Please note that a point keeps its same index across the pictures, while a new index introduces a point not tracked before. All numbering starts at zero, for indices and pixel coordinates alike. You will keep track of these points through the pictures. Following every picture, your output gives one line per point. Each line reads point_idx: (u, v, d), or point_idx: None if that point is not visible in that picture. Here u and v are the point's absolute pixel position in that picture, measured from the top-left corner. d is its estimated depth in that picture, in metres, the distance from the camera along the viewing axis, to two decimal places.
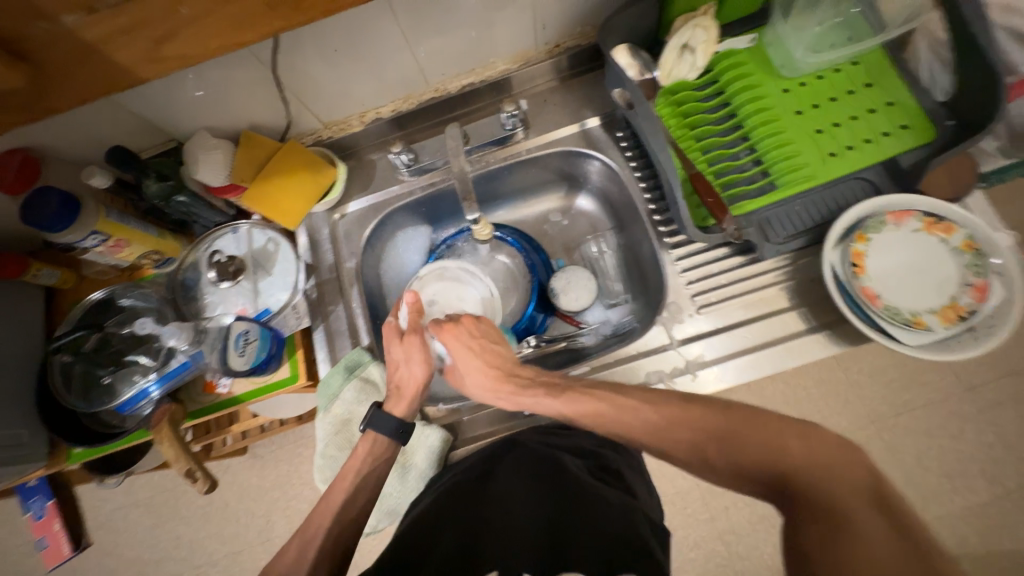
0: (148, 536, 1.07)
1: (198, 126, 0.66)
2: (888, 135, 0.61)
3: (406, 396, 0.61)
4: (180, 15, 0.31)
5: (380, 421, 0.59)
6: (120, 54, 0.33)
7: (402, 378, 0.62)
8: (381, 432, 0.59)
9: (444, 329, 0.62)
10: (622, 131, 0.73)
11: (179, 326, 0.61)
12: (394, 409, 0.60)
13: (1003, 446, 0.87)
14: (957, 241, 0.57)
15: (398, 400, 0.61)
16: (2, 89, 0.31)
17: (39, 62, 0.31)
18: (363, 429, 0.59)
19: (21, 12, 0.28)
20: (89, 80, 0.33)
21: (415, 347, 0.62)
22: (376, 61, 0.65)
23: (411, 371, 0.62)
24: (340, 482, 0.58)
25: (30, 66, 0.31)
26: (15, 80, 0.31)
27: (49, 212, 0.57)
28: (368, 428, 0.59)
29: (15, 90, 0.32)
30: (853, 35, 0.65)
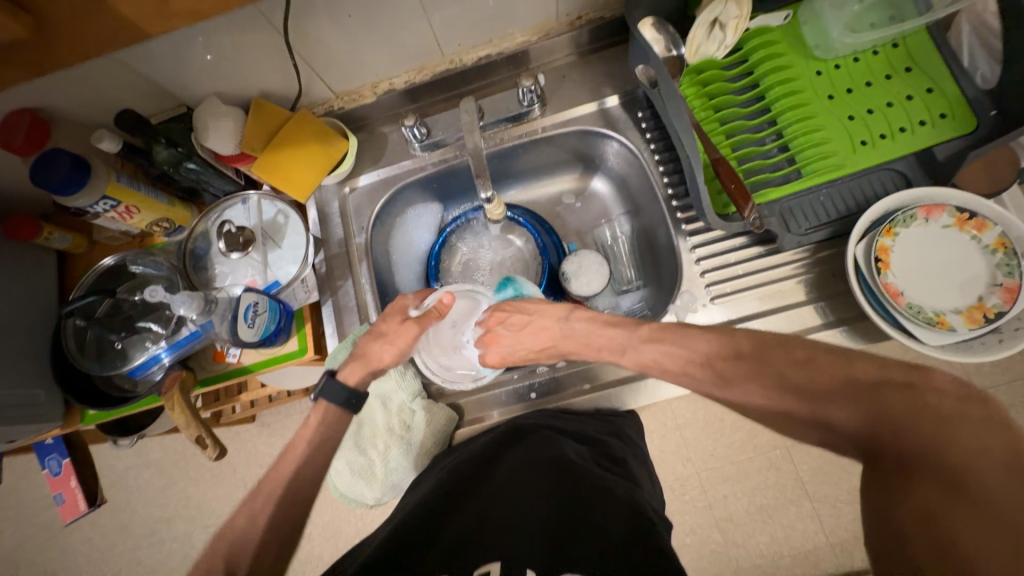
0: (160, 495, 1.11)
1: (208, 92, 0.65)
2: (925, 124, 0.58)
3: (365, 365, 0.61)
4: None
5: (332, 392, 0.60)
6: (128, 8, 0.31)
7: (371, 350, 0.61)
8: (331, 401, 0.60)
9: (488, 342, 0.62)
10: (643, 111, 0.70)
11: (191, 295, 0.58)
12: (348, 377, 0.61)
13: None
14: (990, 239, 0.54)
15: (357, 369, 0.61)
16: (8, 41, 0.30)
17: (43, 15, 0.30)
18: (316, 398, 0.61)
19: None
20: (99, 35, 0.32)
21: (409, 334, 0.62)
22: (390, 29, 0.62)
23: (382, 347, 0.61)
24: None
25: (35, 19, 0.30)
26: (20, 33, 0.30)
27: (61, 175, 0.57)
28: (321, 398, 0.60)
29: (23, 43, 0.31)
30: (896, 15, 0.61)
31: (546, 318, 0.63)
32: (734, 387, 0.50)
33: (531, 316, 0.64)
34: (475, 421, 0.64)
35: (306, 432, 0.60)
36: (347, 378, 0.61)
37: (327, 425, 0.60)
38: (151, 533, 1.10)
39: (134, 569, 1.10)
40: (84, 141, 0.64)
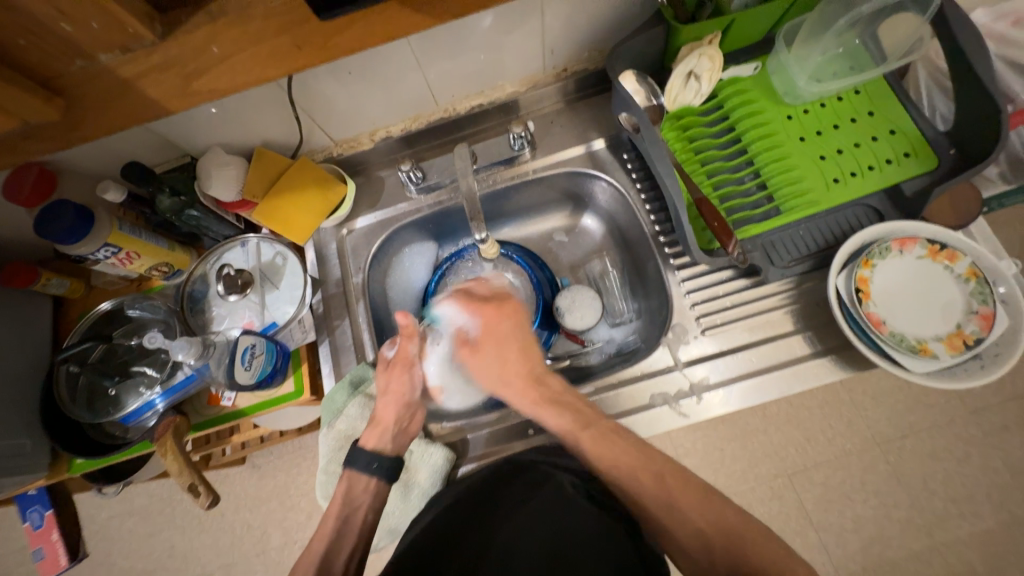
0: (143, 546, 1.06)
1: (212, 142, 0.68)
2: (892, 162, 0.62)
3: (380, 429, 0.60)
4: (210, 55, 0.33)
5: (356, 457, 0.58)
6: (150, 89, 0.34)
7: (399, 416, 0.60)
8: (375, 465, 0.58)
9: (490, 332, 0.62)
10: (628, 153, 0.74)
11: (189, 340, 0.58)
12: (366, 440, 0.59)
13: (1010, 471, 0.86)
14: (962, 268, 0.57)
15: (371, 430, 0.60)
16: (39, 122, 0.33)
17: (74, 96, 0.33)
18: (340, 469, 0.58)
19: (62, 52, 0.31)
20: (121, 115, 0.35)
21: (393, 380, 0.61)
22: (389, 82, 0.66)
23: (385, 405, 0.60)
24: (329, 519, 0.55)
25: (68, 101, 0.33)
26: (53, 115, 0.33)
27: (64, 225, 0.58)
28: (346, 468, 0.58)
29: (50, 124, 0.34)
30: (856, 64, 0.66)
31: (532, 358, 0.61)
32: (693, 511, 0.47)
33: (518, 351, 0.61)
34: (477, 457, 0.64)
35: (336, 508, 0.56)
36: (367, 443, 0.59)
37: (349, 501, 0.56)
38: None
39: None
40: (89, 190, 0.66)
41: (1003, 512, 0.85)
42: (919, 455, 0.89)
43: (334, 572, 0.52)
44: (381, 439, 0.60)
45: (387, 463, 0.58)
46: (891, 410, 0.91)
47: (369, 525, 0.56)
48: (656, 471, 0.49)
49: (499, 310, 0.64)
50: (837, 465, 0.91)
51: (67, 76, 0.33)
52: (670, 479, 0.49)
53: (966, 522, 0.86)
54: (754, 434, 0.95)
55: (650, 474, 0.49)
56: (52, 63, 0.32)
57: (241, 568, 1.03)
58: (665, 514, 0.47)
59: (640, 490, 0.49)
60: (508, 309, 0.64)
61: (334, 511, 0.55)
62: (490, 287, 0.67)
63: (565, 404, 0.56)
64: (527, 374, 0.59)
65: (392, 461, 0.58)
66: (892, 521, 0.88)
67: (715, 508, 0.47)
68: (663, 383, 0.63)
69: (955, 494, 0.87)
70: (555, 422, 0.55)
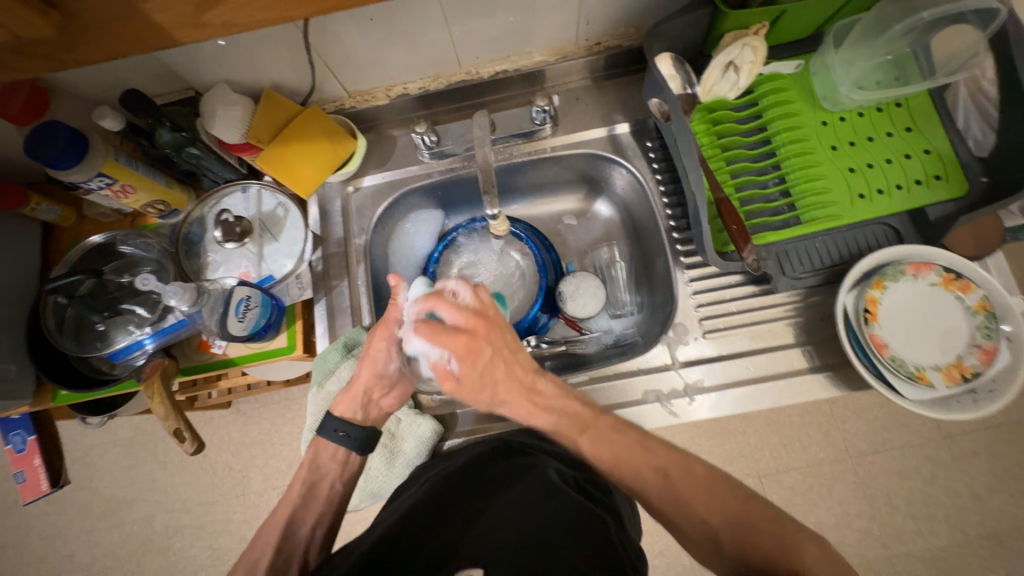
0: (124, 476, 1.08)
1: (218, 78, 0.64)
2: (921, 183, 0.60)
3: (352, 399, 0.60)
4: None
5: (329, 425, 0.60)
6: (158, 15, 0.31)
7: (369, 385, 0.60)
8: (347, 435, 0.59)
9: (465, 351, 0.50)
10: (652, 141, 0.71)
11: (182, 286, 0.57)
12: (338, 408, 0.60)
13: (970, 495, 0.89)
14: (972, 300, 0.56)
15: (343, 400, 0.60)
16: (31, 38, 0.30)
17: (70, 13, 0.30)
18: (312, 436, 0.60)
19: None
20: (121, 40, 0.32)
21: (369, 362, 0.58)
22: (412, 35, 0.62)
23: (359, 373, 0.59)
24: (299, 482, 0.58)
25: (62, 15, 0.30)
26: (46, 32, 0.29)
27: (57, 149, 0.55)
28: (317, 435, 0.60)
29: (43, 41, 0.30)
30: (902, 74, 0.63)
31: (522, 362, 0.54)
32: (694, 501, 0.48)
33: (504, 360, 0.53)
34: (465, 433, 0.65)
35: (305, 471, 0.59)
36: (335, 409, 0.61)
37: (318, 464, 0.59)
38: (111, 514, 1.07)
39: (90, 550, 1.06)
40: (84, 115, 0.62)
41: (957, 532, 0.88)
42: (888, 471, 0.91)
43: (299, 537, 0.56)
44: (350, 408, 0.60)
45: (353, 432, 0.60)
46: (868, 426, 0.93)
47: (337, 490, 0.60)
48: (658, 467, 0.50)
49: (473, 339, 0.51)
50: (808, 471, 0.94)
51: None
52: (674, 473, 0.50)
53: (921, 538, 0.89)
54: (733, 433, 0.96)
55: (654, 469, 0.50)
56: None
57: (220, 507, 1.05)
58: (675, 509, 0.48)
59: (642, 484, 0.50)
60: (485, 331, 0.52)
61: (302, 476, 0.58)
62: (460, 306, 0.52)
63: (557, 408, 0.54)
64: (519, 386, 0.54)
65: (360, 433, 0.60)
66: (851, 529, 0.91)
67: (726, 502, 0.47)
68: (657, 379, 0.63)
69: (915, 511, 0.90)
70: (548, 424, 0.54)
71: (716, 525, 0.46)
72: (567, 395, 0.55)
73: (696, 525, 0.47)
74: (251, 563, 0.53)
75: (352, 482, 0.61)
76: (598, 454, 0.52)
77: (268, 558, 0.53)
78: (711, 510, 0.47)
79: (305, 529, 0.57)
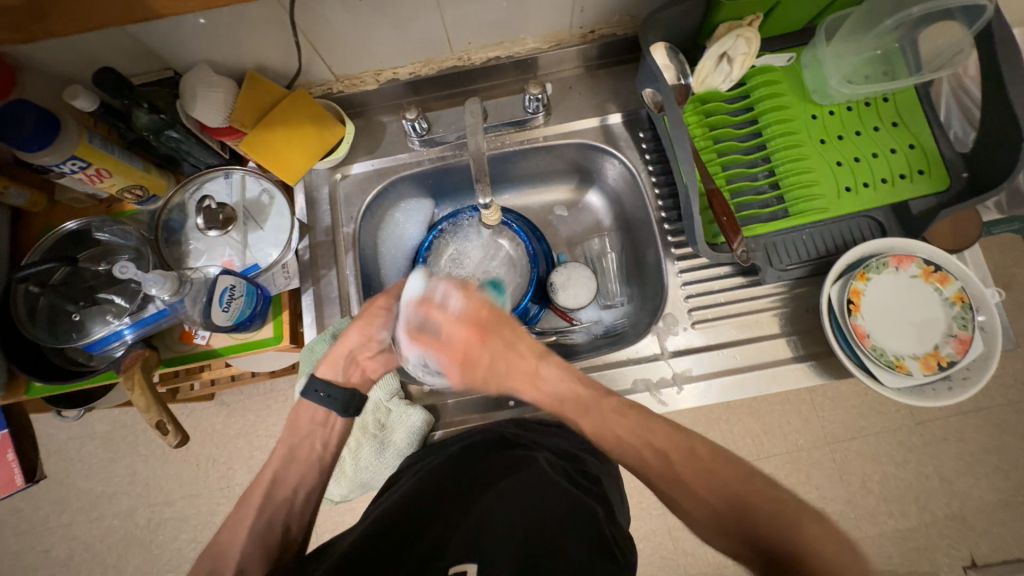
0: (103, 469, 1.05)
1: (199, 58, 0.61)
2: (905, 178, 0.61)
3: (338, 362, 0.60)
4: None
5: (314, 391, 0.59)
6: None
7: (354, 347, 0.60)
8: (330, 402, 0.59)
9: (471, 342, 0.55)
10: (645, 132, 0.71)
11: (164, 275, 0.55)
12: (325, 371, 0.60)
13: (939, 478, 0.93)
14: (950, 292, 0.58)
15: (331, 363, 0.60)
16: None
17: None
18: (299, 397, 0.60)
19: None
20: None
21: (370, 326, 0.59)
22: (402, 17, 0.60)
23: (348, 336, 0.59)
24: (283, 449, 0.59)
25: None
26: None
27: (26, 130, 0.52)
28: (303, 397, 0.60)
29: None
30: (890, 70, 0.63)
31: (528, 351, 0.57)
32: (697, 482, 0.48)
33: (508, 347, 0.57)
34: (453, 423, 0.65)
35: (290, 436, 0.59)
36: (319, 370, 0.60)
37: (299, 428, 0.60)
38: (90, 508, 1.04)
39: (68, 544, 1.04)
40: (54, 93, 0.59)
41: (925, 513, 0.92)
42: (862, 456, 0.95)
43: (281, 495, 0.56)
44: (335, 370, 0.60)
45: (334, 394, 0.59)
46: (846, 414, 0.96)
47: (321, 455, 0.60)
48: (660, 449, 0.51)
49: (475, 337, 0.55)
50: (788, 457, 0.97)
51: None
52: (674, 457, 0.50)
53: (892, 519, 0.93)
54: (717, 422, 0.99)
55: (654, 450, 0.51)
56: None
57: (203, 499, 1.04)
58: (673, 488, 0.49)
59: (642, 464, 0.51)
60: (480, 335, 0.55)
61: (285, 440, 0.59)
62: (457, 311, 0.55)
63: (566, 392, 0.56)
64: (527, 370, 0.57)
65: (342, 395, 0.60)
66: (827, 512, 0.95)
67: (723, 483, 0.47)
68: (646, 369, 0.64)
69: (887, 494, 0.94)
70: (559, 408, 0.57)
71: (716, 502, 0.46)
72: (572, 378, 0.57)
73: (697, 503, 0.47)
74: (237, 524, 0.53)
75: (334, 443, 0.61)
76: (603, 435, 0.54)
77: (250, 517, 0.53)
78: (712, 493, 0.47)
79: (288, 489, 0.57)
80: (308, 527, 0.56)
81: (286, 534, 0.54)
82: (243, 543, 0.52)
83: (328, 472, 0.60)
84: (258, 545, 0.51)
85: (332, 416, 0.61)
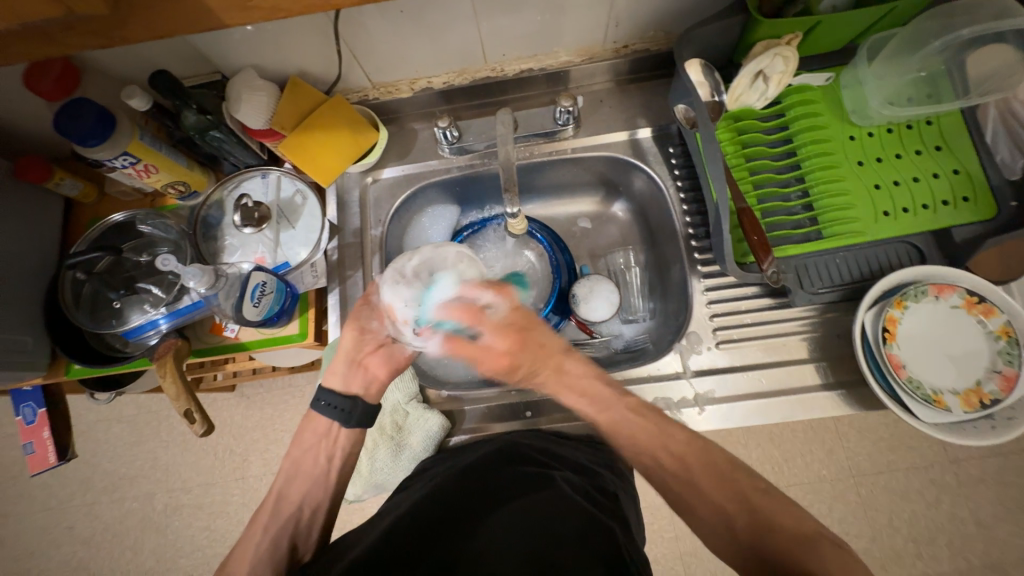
0: (127, 452, 1.09)
1: (246, 64, 0.64)
2: (948, 204, 0.59)
3: (343, 369, 0.62)
4: None
5: (321, 404, 0.61)
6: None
7: (350, 349, 0.62)
8: (332, 413, 0.61)
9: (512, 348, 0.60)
10: (674, 147, 0.71)
11: (202, 268, 0.57)
12: (329, 381, 0.63)
13: (974, 522, 0.88)
14: (995, 325, 0.55)
15: (333, 373, 0.62)
16: (82, 14, 0.28)
17: None
18: (308, 409, 0.63)
19: None
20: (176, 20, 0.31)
21: (361, 317, 0.62)
22: (440, 28, 0.62)
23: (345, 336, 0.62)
24: (289, 464, 0.62)
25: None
26: (100, 9, 0.29)
27: (85, 126, 0.56)
28: (312, 409, 0.62)
29: (94, 17, 0.29)
30: (934, 92, 0.62)
31: (554, 349, 0.61)
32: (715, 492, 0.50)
33: (539, 344, 0.61)
34: (470, 430, 0.64)
35: (296, 449, 0.62)
36: (327, 382, 0.63)
37: (306, 442, 0.62)
38: (113, 489, 1.08)
39: (89, 523, 1.07)
40: (112, 93, 0.63)
41: (958, 558, 0.87)
42: (891, 493, 0.90)
43: (286, 512, 0.59)
44: (336, 378, 0.62)
45: (342, 406, 0.61)
46: (873, 446, 0.92)
47: (324, 467, 0.62)
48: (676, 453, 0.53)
49: (518, 338, 0.60)
50: (810, 489, 0.93)
51: None
52: (692, 462, 0.52)
53: (921, 562, 0.88)
54: (735, 446, 0.96)
55: (671, 455, 0.53)
56: None
57: (219, 489, 1.06)
58: (685, 493, 0.51)
59: (656, 463, 0.53)
60: (519, 340, 0.60)
61: (291, 453, 0.62)
62: (495, 314, 0.59)
63: (586, 386, 0.59)
64: (553, 368, 0.60)
65: (344, 403, 0.61)
66: (851, 549, 0.90)
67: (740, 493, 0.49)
68: (667, 387, 0.63)
69: (916, 534, 0.89)
70: (577, 404, 0.59)
71: (735, 514, 0.48)
72: (595, 379, 0.59)
73: (711, 509, 0.49)
74: (248, 540, 0.57)
75: (337, 456, 0.62)
76: (620, 431, 0.55)
77: (259, 534, 0.57)
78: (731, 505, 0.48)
79: (293, 505, 0.60)
80: (314, 539, 0.59)
81: (293, 550, 0.57)
82: (252, 559, 0.55)
83: (332, 486, 0.62)
84: (266, 564, 0.55)
85: (334, 429, 0.62)
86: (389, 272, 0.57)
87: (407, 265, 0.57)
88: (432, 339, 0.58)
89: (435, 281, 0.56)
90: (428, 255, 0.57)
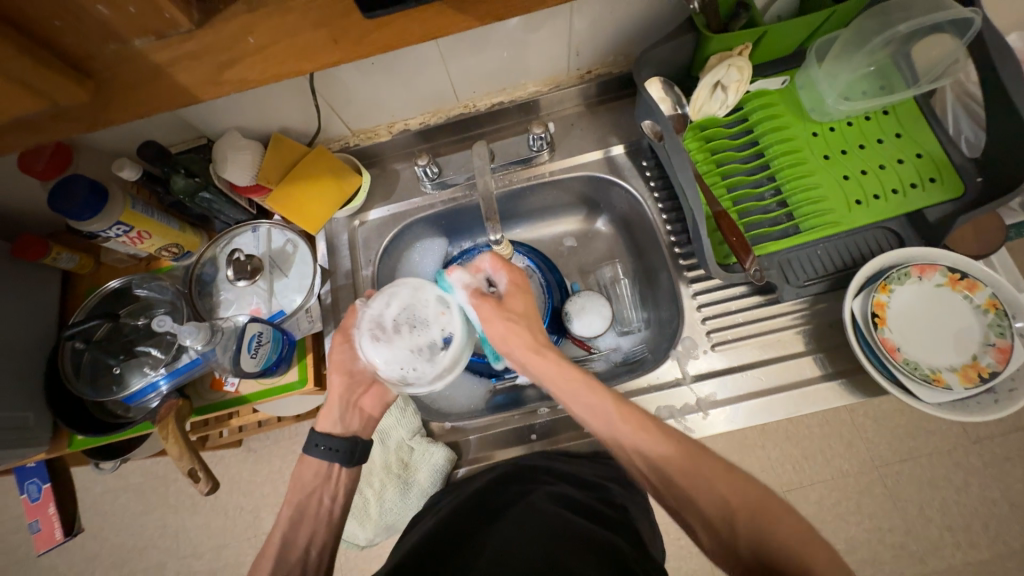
0: (135, 522, 1.07)
1: (230, 126, 0.67)
2: (916, 187, 0.61)
3: (333, 409, 0.62)
4: (247, 44, 0.31)
5: (319, 446, 0.60)
6: (185, 79, 0.32)
7: (343, 393, 0.62)
8: (327, 454, 0.60)
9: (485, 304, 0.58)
10: (648, 160, 0.73)
11: (198, 325, 0.58)
12: (322, 423, 0.62)
13: (1007, 502, 0.86)
14: (981, 299, 0.56)
15: (325, 415, 0.62)
16: (68, 105, 0.30)
17: (106, 81, 0.31)
18: (302, 454, 0.61)
19: (96, 34, 0.28)
20: (156, 101, 0.33)
21: (336, 355, 0.62)
22: (411, 74, 0.65)
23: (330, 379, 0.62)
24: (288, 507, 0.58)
25: (98, 85, 0.31)
26: (84, 98, 0.30)
27: (77, 202, 0.57)
28: (306, 453, 0.61)
29: (80, 107, 0.31)
30: (886, 84, 0.64)
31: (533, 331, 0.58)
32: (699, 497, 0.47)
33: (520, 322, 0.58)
34: (473, 460, 0.64)
35: (293, 494, 0.58)
36: (319, 426, 0.63)
37: (303, 484, 0.59)
38: (122, 561, 1.05)
39: None
40: (104, 167, 0.66)
41: (998, 543, 0.85)
42: (917, 481, 0.88)
43: (291, 557, 0.55)
44: (331, 420, 0.62)
45: (337, 446, 0.61)
46: (892, 434, 0.90)
47: (330, 509, 0.59)
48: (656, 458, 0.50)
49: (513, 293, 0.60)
50: (833, 486, 0.91)
51: (101, 60, 0.30)
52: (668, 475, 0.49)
53: (960, 551, 0.85)
54: (752, 449, 0.94)
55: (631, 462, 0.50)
56: (84, 46, 0.29)
57: (232, 550, 1.03)
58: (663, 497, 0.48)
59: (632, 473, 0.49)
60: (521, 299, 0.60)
61: (291, 500, 0.58)
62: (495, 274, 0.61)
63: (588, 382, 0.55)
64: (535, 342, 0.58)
65: (343, 445, 0.61)
66: (885, 545, 0.88)
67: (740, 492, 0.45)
68: (670, 396, 0.63)
69: (950, 522, 0.86)
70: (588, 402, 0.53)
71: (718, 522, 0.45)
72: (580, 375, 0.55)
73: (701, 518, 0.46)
74: None
75: (341, 494, 0.61)
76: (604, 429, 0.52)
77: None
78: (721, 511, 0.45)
79: (300, 549, 0.56)
80: None
81: None
82: None
83: (337, 526, 0.60)
84: None
85: (335, 471, 0.61)
86: (365, 317, 0.55)
87: (388, 316, 0.54)
88: (463, 278, 0.59)
89: (421, 331, 0.53)
90: (407, 300, 0.55)
